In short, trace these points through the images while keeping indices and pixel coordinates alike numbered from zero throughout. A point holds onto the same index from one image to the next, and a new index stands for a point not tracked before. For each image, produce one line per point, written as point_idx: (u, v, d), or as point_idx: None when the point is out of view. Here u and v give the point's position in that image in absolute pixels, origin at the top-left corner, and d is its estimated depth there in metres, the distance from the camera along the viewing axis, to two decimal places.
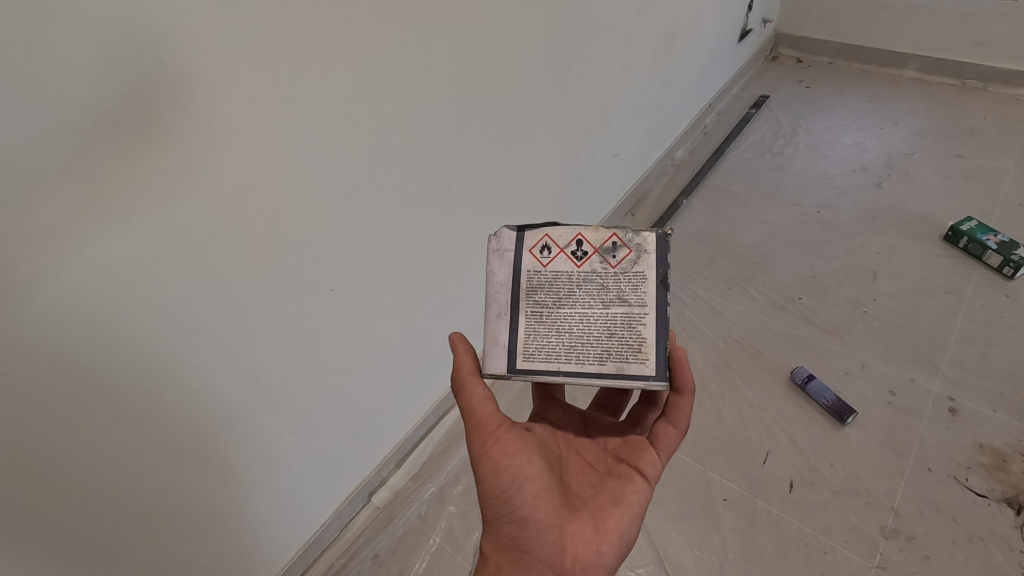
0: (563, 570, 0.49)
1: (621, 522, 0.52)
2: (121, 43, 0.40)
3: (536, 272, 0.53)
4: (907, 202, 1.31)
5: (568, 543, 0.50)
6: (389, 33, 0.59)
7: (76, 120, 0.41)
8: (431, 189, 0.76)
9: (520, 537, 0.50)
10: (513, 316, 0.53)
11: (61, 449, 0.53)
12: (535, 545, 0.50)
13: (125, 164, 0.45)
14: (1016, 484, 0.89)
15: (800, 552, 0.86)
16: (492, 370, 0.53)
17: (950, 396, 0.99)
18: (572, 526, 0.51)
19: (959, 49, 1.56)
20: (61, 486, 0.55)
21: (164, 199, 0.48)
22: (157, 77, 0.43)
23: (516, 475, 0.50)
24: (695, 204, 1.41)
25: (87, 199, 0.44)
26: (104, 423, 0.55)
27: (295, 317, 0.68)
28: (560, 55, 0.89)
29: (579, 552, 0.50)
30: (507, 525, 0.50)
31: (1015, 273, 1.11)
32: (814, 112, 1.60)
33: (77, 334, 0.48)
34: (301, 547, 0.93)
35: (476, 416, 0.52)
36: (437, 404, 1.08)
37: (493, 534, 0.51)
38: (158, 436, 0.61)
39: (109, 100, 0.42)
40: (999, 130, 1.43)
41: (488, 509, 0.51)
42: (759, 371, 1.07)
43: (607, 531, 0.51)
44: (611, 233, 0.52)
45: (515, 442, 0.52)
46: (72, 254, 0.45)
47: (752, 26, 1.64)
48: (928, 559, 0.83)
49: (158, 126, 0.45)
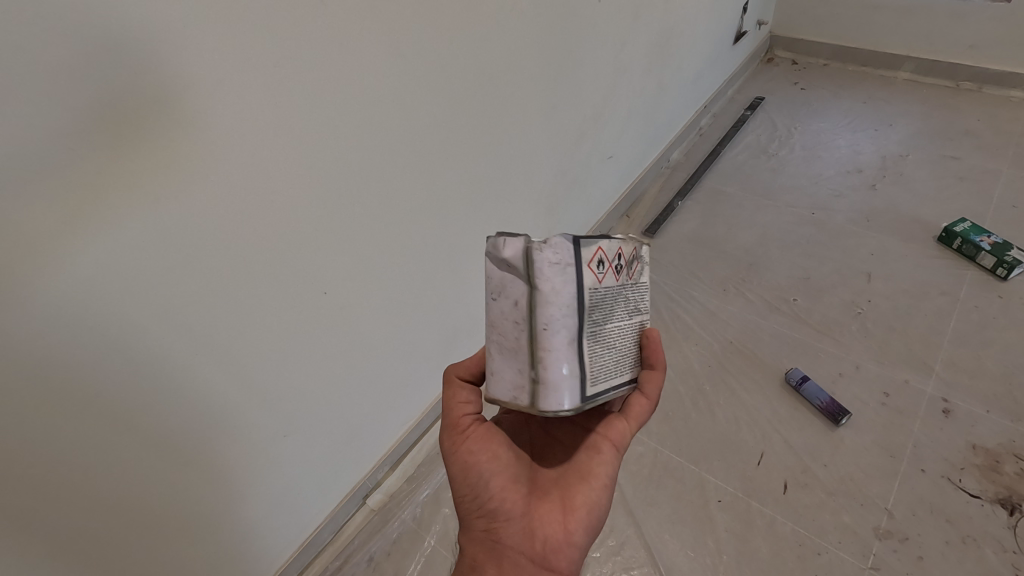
0: (535, 554, 0.51)
1: (589, 498, 0.53)
2: (113, 47, 0.41)
3: (595, 289, 0.49)
4: (902, 203, 1.31)
5: (537, 527, 0.52)
6: (381, 38, 0.60)
7: (67, 123, 0.41)
8: (424, 192, 0.76)
9: (491, 529, 0.52)
10: (581, 341, 0.48)
11: (54, 452, 0.53)
12: (506, 534, 0.51)
13: (117, 167, 0.45)
14: (1009, 484, 0.89)
15: (794, 553, 0.86)
16: (567, 405, 0.48)
17: (944, 397, 0.99)
18: (540, 510, 0.52)
19: (953, 51, 1.56)
20: (54, 490, 0.55)
21: (157, 202, 0.48)
22: (148, 80, 0.43)
23: (483, 470, 0.53)
24: (691, 205, 1.42)
25: (79, 202, 0.44)
26: (98, 426, 0.55)
27: (289, 319, 0.68)
28: (554, 58, 0.89)
29: (548, 534, 0.51)
30: (478, 518, 0.52)
31: (1009, 274, 1.12)
32: (809, 114, 1.61)
33: (68, 338, 0.48)
34: (295, 549, 0.93)
35: (448, 417, 0.57)
36: (432, 406, 1.08)
37: (467, 530, 0.53)
38: (153, 439, 0.61)
39: (101, 103, 0.42)
40: (992, 132, 1.44)
41: (461, 507, 0.54)
42: (754, 372, 1.08)
43: (575, 509, 0.52)
44: (633, 244, 0.54)
45: (483, 437, 0.55)
46: (64, 257, 0.45)
47: (747, 28, 1.65)
48: (921, 559, 0.83)
49: (150, 129, 0.45)
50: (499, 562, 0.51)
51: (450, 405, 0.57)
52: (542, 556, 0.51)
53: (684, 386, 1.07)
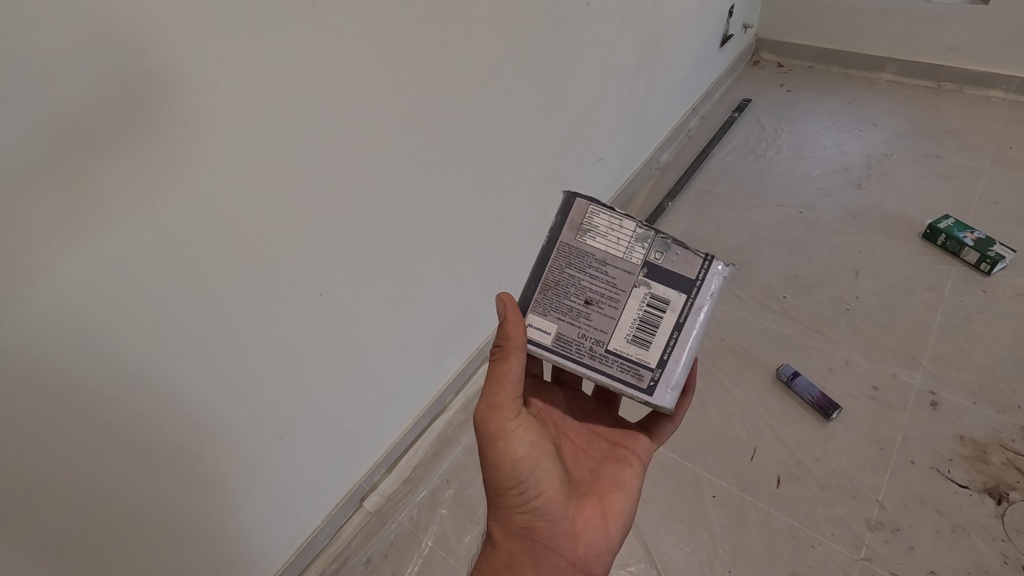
0: (576, 558, 0.56)
1: (624, 506, 0.59)
2: (100, 47, 0.41)
3: None
4: (887, 201, 1.34)
5: (580, 532, 0.56)
6: (373, 41, 0.60)
7: (55, 125, 0.41)
8: (417, 195, 0.77)
9: (533, 526, 0.55)
10: None
11: (44, 458, 0.53)
12: (549, 535, 0.55)
13: (105, 168, 0.45)
14: (996, 474, 0.90)
15: (788, 546, 0.87)
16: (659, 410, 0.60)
17: (931, 390, 1.01)
18: (583, 516, 0.57)
19: (934, 52, 1.59)
20: (42, 497, 0.55)
21: (147, 203, 0.48)
22: (137, 82, 0.44)
23: (535, 469, 0.55)
24: (680, 206, 1.43)
25: (67, 204, 0.44)
26: (88, 431, 0.55)
27: (285, 320, 0.68)
28: (543, 61, 0.90)
29: (590, 540, 0.56)
30: (520, 515, 0.55)
31: (992, 269, 1.14)
32: (795, 115, 1.63)
33: (57, 341, 0.48)
34: (292, 553, 0.93)
35: (491, 398, 0.55)
36: (427, 407, 1.08)
37: (506, 523, 0.56)
38: (144, 445, 0.61)
39: (90, 104, 0.42)
40: (974, 131, 1.47)
41: (502, 500, 0.55)
42: (746, 369, 1.09)
43: (613, 516, 0.58)
44: None
45: (528, 430, 0.56)
46: (51, 259, 0.44)
47: (733, 32, 1.67)
48: (912, 549, 0.85)
49: (139, 131, 0.45)
50: (540, 560, 0.55)
51: (497, 384, 0.55)
52: (582, 557, 0.56)
53: None
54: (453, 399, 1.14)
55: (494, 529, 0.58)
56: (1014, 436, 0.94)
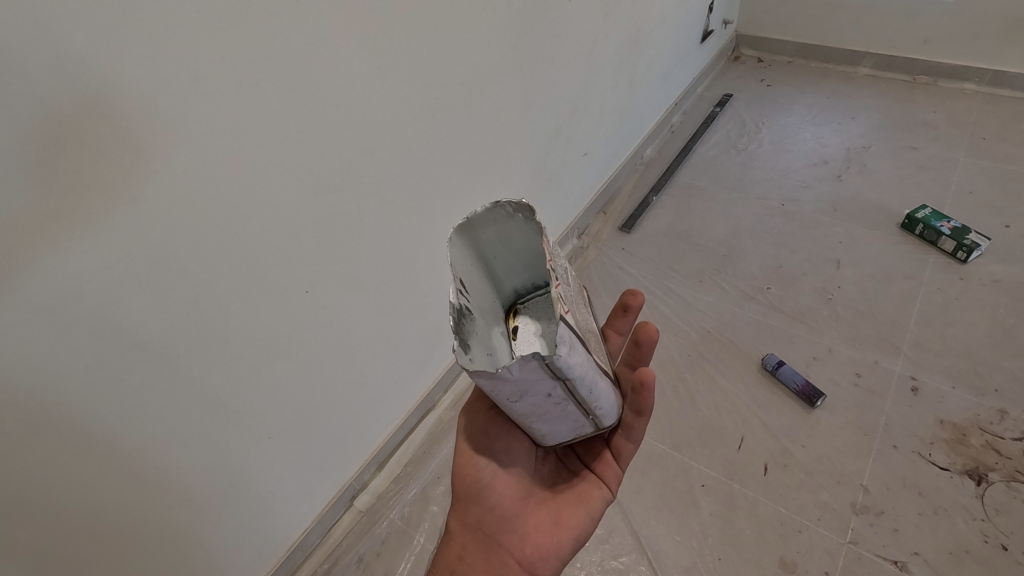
0: (523, 558, 0.57)
1: (580, 519, 0.61)
2: (72, 40, 0.40)
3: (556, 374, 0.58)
4: (866, 192, 1.36)
5: (530, 532, 0.58)
6: (357, 37, 0.61)
7: (21, 121, 0.40)
8: (404, 189, 0.77)
9: (485, 520, 0.58)
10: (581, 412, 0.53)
11: (13, 465, 0.51)
12: (499, 529, 0.58)
13: (80, 165, 0.44)
14: (975, 456, 0.92)
15: (776, 532, 0.89)
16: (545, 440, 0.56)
17: (912, 376, 1.03)
18: (536, 518, 0.59)
19: (909, 46, 1.63)
20: (6, 505, 0.53)
21: (104, 199, 0.46)
22: (95, 76, 0.42)
23: (492, 460, 0.59)
24: (664, 200, 1.45)
25: (41, 204, 0.43)
26: (53, 437, 0.53)
27: (274, 317, 0.68)
28: (529, 59, 0.91)
29: (539, 541, 0.58)
30: (475, 507, 0.59)
31: (968, 257, 1.16)
32: (775, 109, 1.66)
33: (17, 344, 0.46)
34: (281, 553, 0.93)
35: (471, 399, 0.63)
36: (416, 405, 1.08)
37: (462, 515, 0.60)
38: (116, 454, 0.59)
39: (52, 98, 0.40)
40: (949, 122, 1.50)
41: (461, 489, 0.60)
42: (731, 359, 1.10)
43: (566, 525, 0.60)
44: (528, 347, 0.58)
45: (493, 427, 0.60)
46: (10, 262, 0.43)
47: (713, 28, 1.69)
48: (896, 532, 0.87)
49: (98, 126, 0.44)
50: (488, 554, 0.57)
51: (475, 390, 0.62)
52: (529, 559, 0.57)
53: (666, 376, 1.09)
54: (443, 397, 1.14)
55: (453, 520, 0.61)
56: (992, 419, 0.96)
